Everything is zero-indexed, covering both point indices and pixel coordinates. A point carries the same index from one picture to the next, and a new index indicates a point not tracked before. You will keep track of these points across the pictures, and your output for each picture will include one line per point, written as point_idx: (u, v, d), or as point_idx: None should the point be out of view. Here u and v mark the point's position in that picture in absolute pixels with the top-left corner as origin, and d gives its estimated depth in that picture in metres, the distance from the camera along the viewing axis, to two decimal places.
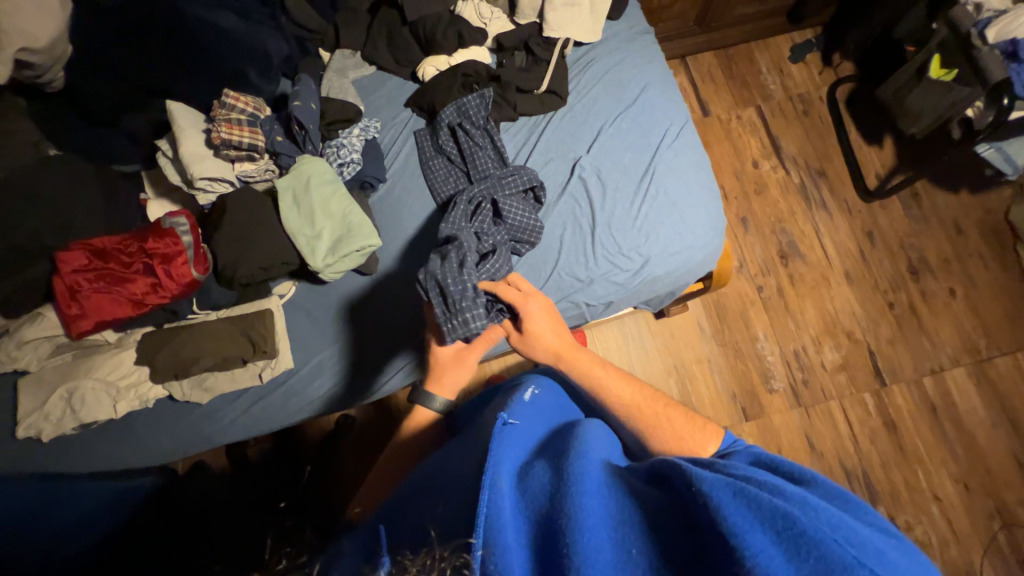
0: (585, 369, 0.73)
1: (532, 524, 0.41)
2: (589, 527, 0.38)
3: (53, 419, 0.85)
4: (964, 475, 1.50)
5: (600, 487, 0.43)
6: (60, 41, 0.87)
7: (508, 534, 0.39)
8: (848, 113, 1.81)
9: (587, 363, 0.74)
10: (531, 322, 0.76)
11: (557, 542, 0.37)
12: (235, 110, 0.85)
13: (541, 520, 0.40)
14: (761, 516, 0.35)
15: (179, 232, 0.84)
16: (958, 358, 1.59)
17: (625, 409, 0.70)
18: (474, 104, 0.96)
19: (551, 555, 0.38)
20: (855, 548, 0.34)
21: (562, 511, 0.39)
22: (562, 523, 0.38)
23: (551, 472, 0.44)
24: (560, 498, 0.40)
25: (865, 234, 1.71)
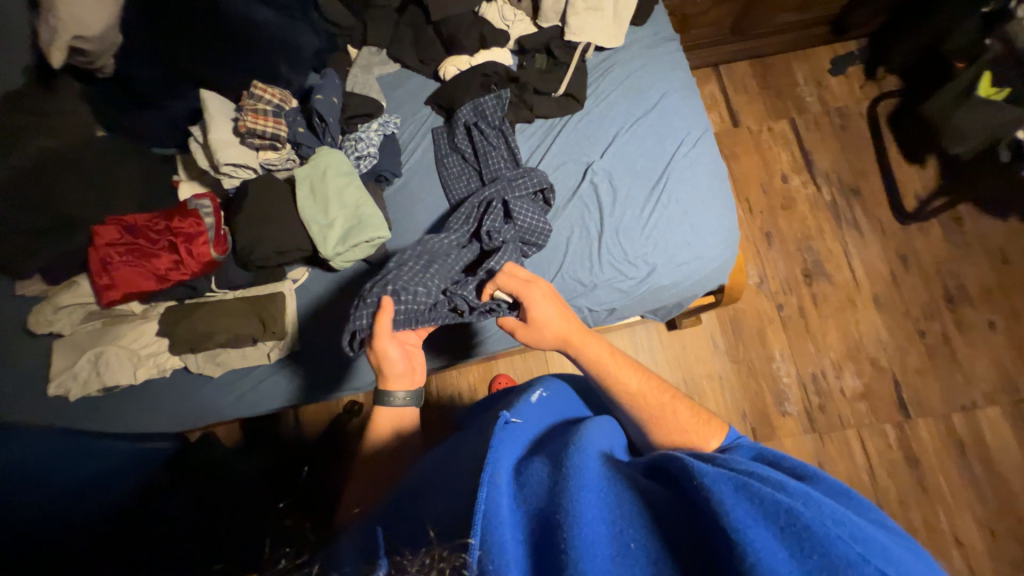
0: (595, 355, 0.73)
1: (531, 520, 0.42)
2: (588, 522, 0.40)
3: (81, 379, 0.92)
4: (990, 521, 1.40)
5: (599, 485, 0.45)
6: (111, 30, 0.93)
7: (505, 530, 0.40)
8: (890, 130, 1.72)
9: (596, 350, 0.73)
10: (534, 308, 0.75)
11: (555, 536, 0.39)
12: (262, 101, 0.90)
13: (540, 517, 0.42)
14: (763, 510, 0.37)
15: (202, 213, 0.89)
16: (994, 395, 1.49)
17: (632, 400, 0.70)
18: (491, 104, 0.97)
19: (548, 550, 0.39)
20: (859, 545, 0.36)
21: (560, 507, 0.41)
22: (561, 519, 0.40)
23: (549, 471, 0.46)
24: (560, 494, 0.42)
25: (899, 258, 1.63)
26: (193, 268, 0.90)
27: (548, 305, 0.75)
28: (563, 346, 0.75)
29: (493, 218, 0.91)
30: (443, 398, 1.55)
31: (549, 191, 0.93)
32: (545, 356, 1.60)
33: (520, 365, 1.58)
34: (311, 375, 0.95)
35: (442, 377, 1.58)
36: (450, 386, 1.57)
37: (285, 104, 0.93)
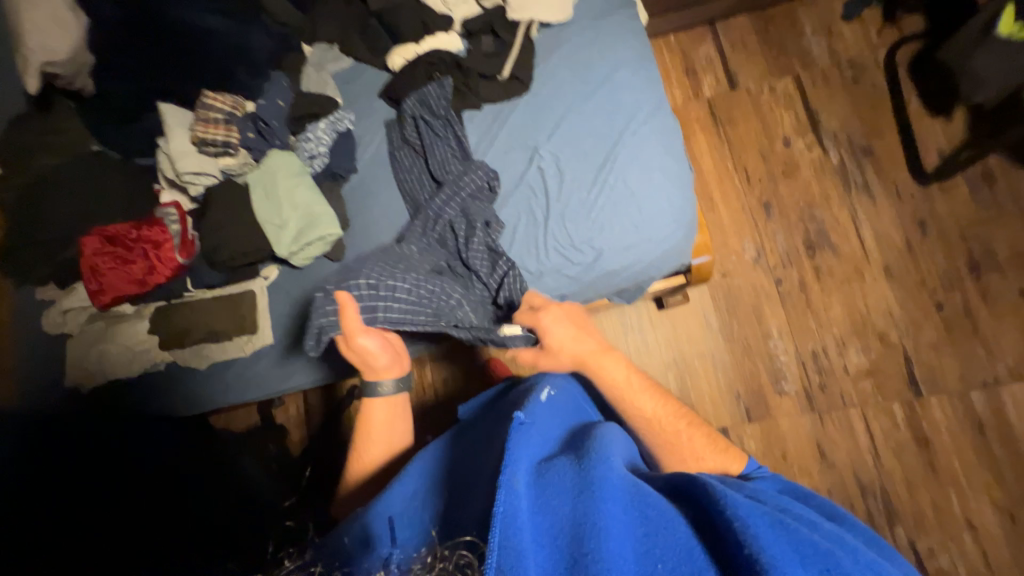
0: (613, 380, 0.75)
1: (552, 526, 0.43)
2: (614, 537, 0.42)
3: (88, 372, 1.03)
4: (1009, 504, 1.31)
5: (623, 496, 0.47)
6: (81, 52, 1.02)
7: (524, 536, 0.40)
8: (909, 80, 1.56)
9: (616, 375, 0.75)
10: (547, 334, 0.79)
11: (581, 545, 0.41)
12: (213, 109, 0.97)
13: (569, 524, 0.43)
14: (797, 546, 0.44)
15: (167, 222, 0.99)
16: (1021, 369, 1.37)
17: (648, 423, 0.72)
18: (434, 94, 0.99)
19: (573, 560, 0.40)
20: None
21: (589, 518, 0.42)
22: (592, 531, 0.41)
23: (573, 474, 0.47)
24: (587, 506, 0.44)
25: (916, 223, 1.49)
26: (164, 272, 1.00)
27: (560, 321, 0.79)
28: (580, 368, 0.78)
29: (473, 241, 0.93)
30: None
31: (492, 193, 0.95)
32: None
33: None
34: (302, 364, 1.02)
35: None
36: None
37: (237, 110, 0.99)
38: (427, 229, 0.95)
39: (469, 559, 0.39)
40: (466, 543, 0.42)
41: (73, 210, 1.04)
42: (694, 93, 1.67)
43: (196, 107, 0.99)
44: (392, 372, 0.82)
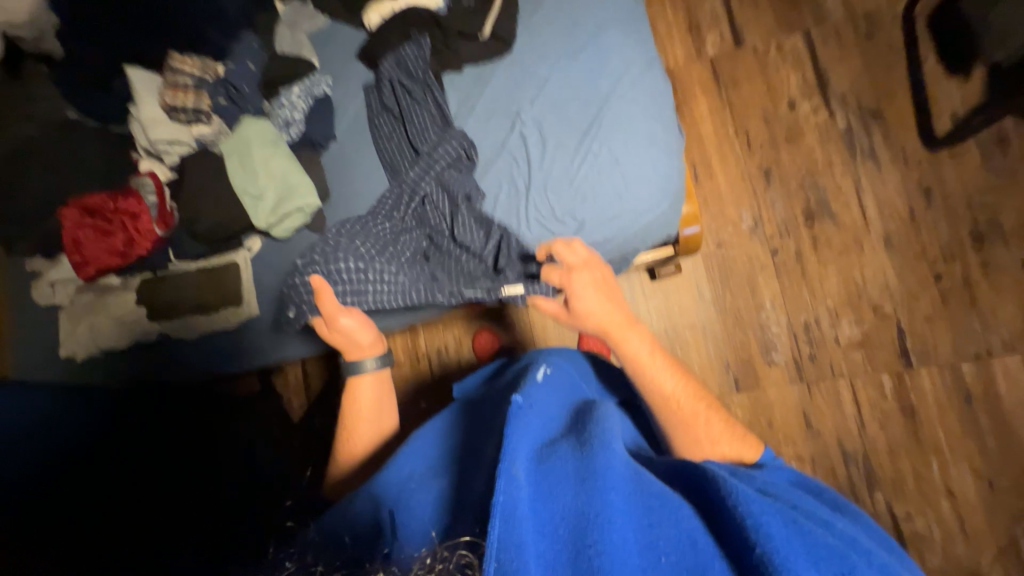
0: (633, 354, 0.75)
1: (553, 515, 0.44)
2: (617, 528, 0.44)
3: (81, 342, 1.05)
4: (990, 472, 1.33)
5: (626, 487, 0.49)
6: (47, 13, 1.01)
7: (527, 530, 0.41)
8: (928, 36, 1.46)
9: (639, 349, 0.75)
10: (577, 298, 0.77)
11: (585, 537, 0.42)
12: (182, 74, 0.95)
13: (572, 513, 0.44)
14: (807, 547, 0.46)
15: (144, 193, 0.99)
16: (1016, 341, 1.36)
17: (665, 401, 0.73)
18: (412, 56, 0.94)
19: (577, 551, 0.42)
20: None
21: (594, 510, 0.44)
22: (595, 522, 0.43)
23: (574, 463, 0.49)
24: (591, 497, 0.45)
25: (921, 192, 1.44)
26: (144, 244, 1.00)
27: (597, 280, 0.78)
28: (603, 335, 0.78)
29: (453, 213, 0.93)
30: (429, 351, 1.63)
31: (469, 163, 0.93)
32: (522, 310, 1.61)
33: (498, 319, 1.61)
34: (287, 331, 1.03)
35: (427, 331, 1.64)
36: (435, 340, 1.64)
37: (206, 74, 0.96)
38: (409, 200, 0.95)
39: (469, 559, 0.41)
40: (464, 544, 0.44)
41: (50, 180, 1.03)
42: (697, 51, 1.57)
43: (164, 71, 0.96)
44: (375, 350, 0.87)
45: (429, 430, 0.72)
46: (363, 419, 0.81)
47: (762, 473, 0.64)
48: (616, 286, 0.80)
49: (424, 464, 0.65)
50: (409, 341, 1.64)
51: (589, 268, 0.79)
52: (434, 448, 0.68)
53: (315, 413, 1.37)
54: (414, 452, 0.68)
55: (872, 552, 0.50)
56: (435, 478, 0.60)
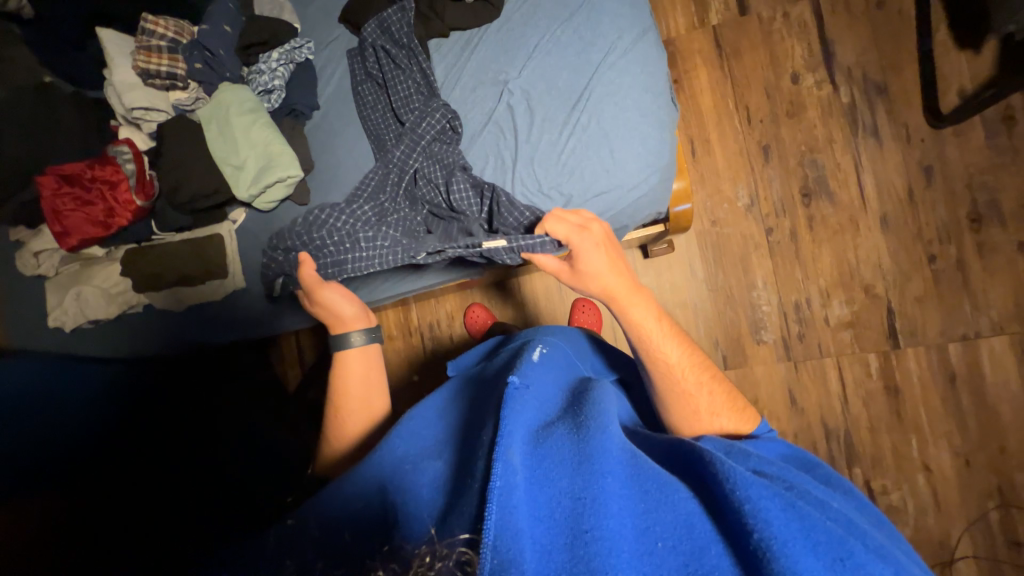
0: (637, 321, 0.72)
1: (550, 500, 0.45)
2: (612, 514, 0.44)
3: (70, 312, 1.03)
4: (967, 450, 1.36)
5: (623, 470, 0.49)
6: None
7: (521, 515, 0.42)
8: (940, 5, 1.40)
9: (644, 316, 0.72)
10: (584, 259, 0.75)
11: (582, 522, 0.43)
12: (155, 36, 0.90)
13: (569, 499, 0.45)
14: (811, 531, 0.44)
15: (121, 160, 0.97)
16: (1004, 323, 1.36)
17: (670, 372, 0.68)
18: (395, 18, 0.90)
19: (573, 535, 0.42)
20: (889, 561, 0.45)
21: (589, 494, 0.45)
22: (591, 507, 0.44)
23: (571, 446, 0.50)
24: (587, 482, 0.46)
25: (921, 170, 1.41)
26: (125, 214, 0.98)
27: (595, 245, 0.76)
28: (607, 301, 0.75)
29: (445, 183, 0.91)
30: (422, 325, 1.64)
31: (455, 136, 0.91)
32: (514, 286, 1.60)
33: (491, 294, 1.60)
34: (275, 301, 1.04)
35: (420, 306, 1.65)
36: (427, 314, 1.64)
37: (181, 36, 0.92)
38: (399, 169, 0.93)
39: (468, 556, 0.39)
40: (464, 541, 0.41)
41: (19, 145, 0.98)
42: (699, 20, 1.51)
43: (137, 33, 0.92)
44: (359, 324, 0.85)
45: (430, 406, 0.69)
46: (349, 404, 0.77)
47: (755, 448, 0.61)
48: (618, 248, 0.79)
49: (420, 446, 0.62)
50: (401, 315, 1.65)
51: (592, 233, 0.77)
52: (432, 428, 0.65)
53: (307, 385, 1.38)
54: (411, 432, 0.65)
55: (870, 535, 0.48)
56: (433, 459, 0.58)
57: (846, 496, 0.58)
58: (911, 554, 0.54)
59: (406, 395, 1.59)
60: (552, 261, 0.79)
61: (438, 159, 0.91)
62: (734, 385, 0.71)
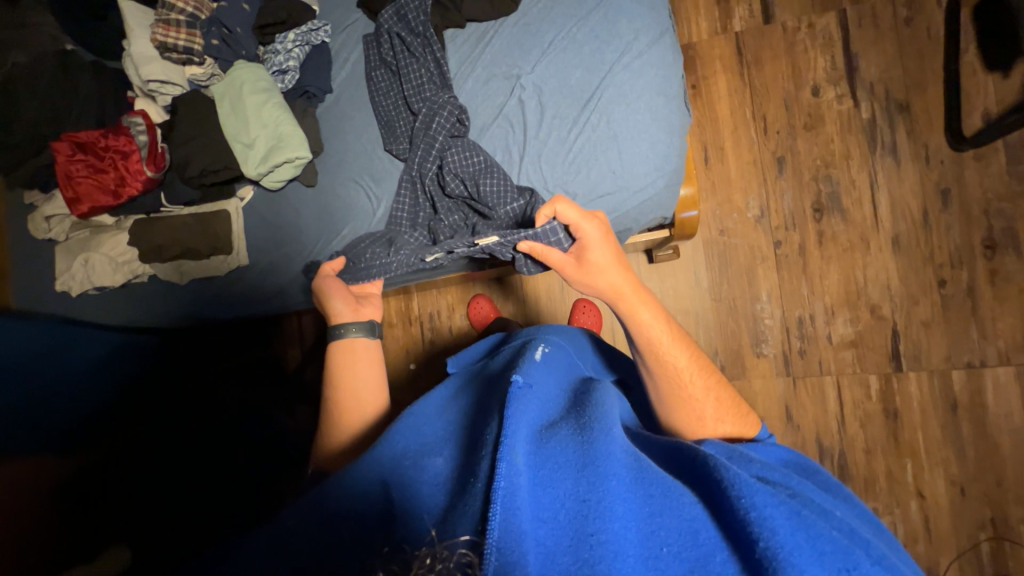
0: (645, 323, 0.69)
1: (554, 502, 0.45)
2: (617, 517, 0.44)
3: (77, 279, 1.06)
4: (963, 479, 1.34)
5: (627, 473, 0.49)
6: None
7: (524, 517, 0.42)
8: (971, 25, 1.36)
9: (652, 320, 0.70)
10: (588, 251, 0.74)
11: (586, 525, 0.43)
12: (175, 10, 0.91)
13: (573, 501, 0.45)
14: (818, 541, 0.44)
15: (134, 131, 0.97)
16: (1012, 354, 1.33)
17: (674, 377, 0.67)
18: (413, 6, 0.90)
19: (577, 539, 0.43)
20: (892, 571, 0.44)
21: (593, 497, 0.45)
22: (596, 510, 0.44)
23: (574, 447, 0.50)
24: (591, 484, 0.46)
25: (938, 193, 1.38)
26: (136, 184, 0.99)
27: (598, 237, 0.74)
28: (613, 300, 0.72)
29: (452, 178, 0.91)
30: (423, 315, 1.65)
31: (463, 129, 0.90)
32: (516, 282, 1.60)
33: (494, 289, 1.60)
34: (274, 284, 1.04)
35: (421, 296, 1.65)
36: (427, 304, 1.65)
37: (200, 12, 0.93)
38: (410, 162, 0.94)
39: (470, 558, 0.40)
40: (466, 543, 0.42)
41: (38, 112, 1.01)
42: (722, 26, 1.49)
43: (158, 6, 0.92)
44: (349, 317, 0.84)
45: (431, 402, 0.68)
46: (344, 396, 0.78)
47: (755, 452, 0.61)
48: (616, 244, 0.76)
49: (420, 441, 0.60)
50: (404, 303, 1.66)
51: (593, 223, 0.74)
52: (433, 422, 0.64)
53: (304, 366, 1.40)
54: (410, 426, 0.63)
55: (871, 543, 0.48)
56: (432, 454, 0.57)
57: (845, 501, 0.58)
58: (908, 560, 0.55)
59: (402, 382, 1.61)
60: (556, 252, 0.76)
61: (447, 154, 0.90)
62: (731, 382, 0.71)
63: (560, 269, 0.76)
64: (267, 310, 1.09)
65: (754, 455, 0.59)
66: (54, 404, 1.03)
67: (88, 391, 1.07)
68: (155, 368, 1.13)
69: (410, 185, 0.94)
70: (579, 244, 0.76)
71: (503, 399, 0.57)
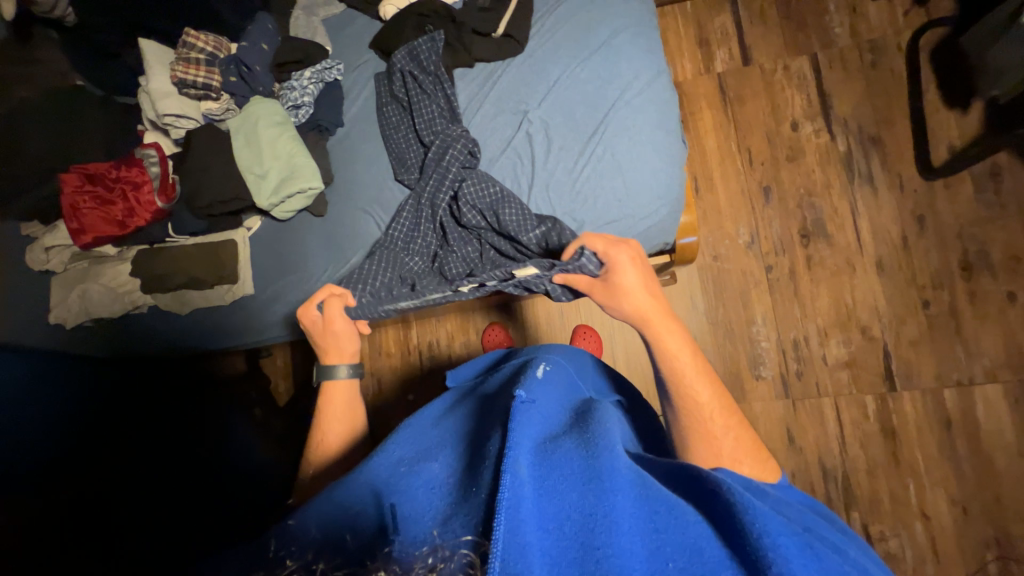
0: (671, 351, 0.67)
1: (559, 512, 0.45)
2: (623, 531, 0.44)
3: (73, 311, 1.04)
4: (964, 498, 1.35)
5: (631, 489, 0.48)
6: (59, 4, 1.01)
7: (529, 530, 0.42)
8: (930, 67, 1.49)
9: (678, 349, 0.67)
10: (622, 275, 0.73)
11: (593, 538, 0.43)
12: (195, 49, 0.95)
13: (579, 513, 0.45)
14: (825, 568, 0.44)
15: (147, 163, 1.00)
16: (997, 371, 1.38)
17: (697, 410, 0.64)
18: (425, 48, 0.95)
19: (582, 551, 0.42)
20: None
21: (599, 510, 0.45)
22: (602, 525, 0.44)
23: (580, 462, 0.50)
24: (597, 497, 0.46)
25: (914, 219, 1.47)
26: (145, 215, 1.01)
27: (626, 258, 0.74)
28: (640, 324, 0.70)
29: (468, 209, 0.93)
30: (422, 344, 1.64)
31: (476, 159, 0.94)
32: (516, 309, 1.61)
33: (494, 317, 1.61)
34: (274, 312, 1.03)
35: (421, 324, 1.65)
36: (427, 333, 1.64)
37: (219, 51, 0.96)
38: (422, 191, 0.96)
39: (472, 558, 0.41)
40: (467, 543, 0.44)
41: (47, 145, 1.01)
42: (705, 67, 1.60)
43: (178, 46, 0.96)
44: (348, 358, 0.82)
45: (425, 417, 0.73)
46: (335, 426, 0.77)
47: (776, 489, 0.59)
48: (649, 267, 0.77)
49: (417, 449, 0.64)
50: (404, 332, 1.65)
51: (623, 251, 0.75)
52: (429, 432, 0.68)
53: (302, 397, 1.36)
54: (405, 439, 0.67)
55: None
56: (428, 461, 0.60)
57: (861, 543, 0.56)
58: None
59: (400, 414, 1.57)
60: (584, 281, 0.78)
61: (462, 184, 0.93)
62: (756, 431, 0.65)
63: (591, 289, 0.78)
64: (267, 339, 1.07)
65: (768, 488, 0.58)
66: (22, 443, 0.95)
67: (67, 415, 1.03)
68: (134, 392, 1.11)
69: (421, 217, 0.96)
70: (609, 270, 0.76)
71: (506, 416, 0.58)
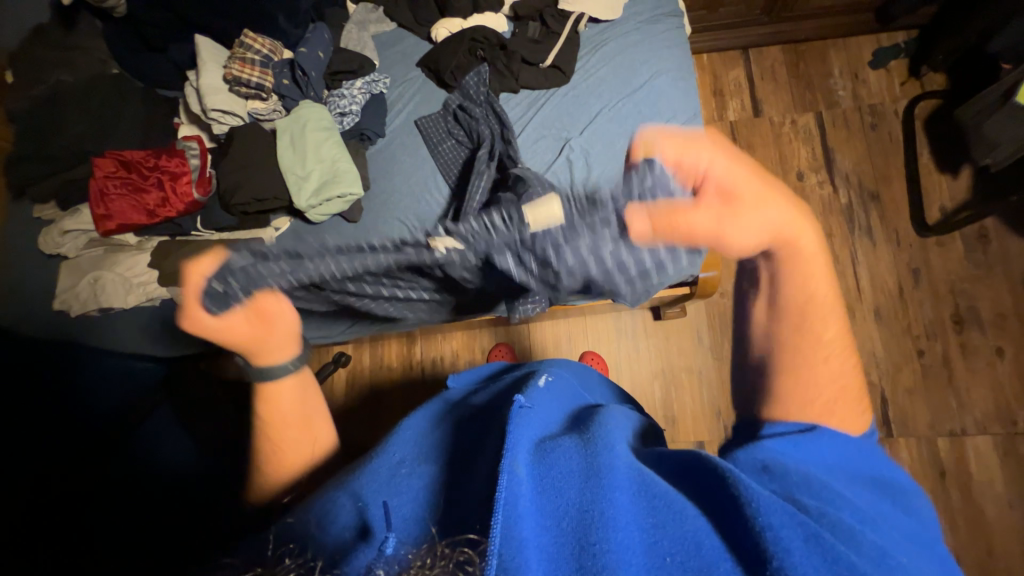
0: (810, 275, 0.57)
1: (557, 509, 0.45)
2: (621, 527, 0.43)
3: (81, 298, 1.00)
4: (958, 549, 1.36)
5: (630, 485, 0.47)
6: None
7: (523, 526, 0.42)
8: (923, 133, 1.62)
9: (818, 280, 0.57)
10: (722, 180, 0.58)
11: (589, 535, 0.43)
12: (251, 50, 0.98)
13: (575, 510, 0.45)
14: (829, 559, 0.40)
15: (187, 155, 1.01)
16: (987, 423, 1.44)
17: None
18: (473, 82, 1.01)
19: (579, 548, 0.42)
20: None
21: (595, 506, 0.44)
22: (599, 520, 0.43)
23: (580, 458, 0.49)
24: (591, 490, 0.46)
25: (910, 271, 1.55)
26: (177, 208, 1.00)
27: (743, 173, 0.58)
28: (777, 248, 0.57)
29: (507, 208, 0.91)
30: (426, 360, 1.61)
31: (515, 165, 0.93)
32: (526, 331, 1.60)
33: (501, 337, 1.60)
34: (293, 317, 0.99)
35: (426, 341, 1.63)
36: (433, 350, 1.62)
37: (273, 54, 1.00)
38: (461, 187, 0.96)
39: (468, 556, 0.43)
40: (466, 541, 0.45)
41: (85, 129, 1.01)
42: (719, 115, 1.70)
43: (233, 47, 1.00)
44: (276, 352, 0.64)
45: (417, 420, 0.69)
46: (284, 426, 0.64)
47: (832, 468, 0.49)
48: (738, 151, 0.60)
49: (417, 450, 0.62)
50: (410, 347, 1.63)
51: (711, 147, 0.60)
52: (427, 435, 0.65)
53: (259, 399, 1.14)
54: (405, 438, 0.64)
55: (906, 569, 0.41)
56: (427, 463, 0.59)
57: (895, 500, 0.49)
58: None
59: None
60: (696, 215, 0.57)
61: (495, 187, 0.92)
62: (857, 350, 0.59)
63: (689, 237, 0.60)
64: None
65: (789, 469, 0.47)
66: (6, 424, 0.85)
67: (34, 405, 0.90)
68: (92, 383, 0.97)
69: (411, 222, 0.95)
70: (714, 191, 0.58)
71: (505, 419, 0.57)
